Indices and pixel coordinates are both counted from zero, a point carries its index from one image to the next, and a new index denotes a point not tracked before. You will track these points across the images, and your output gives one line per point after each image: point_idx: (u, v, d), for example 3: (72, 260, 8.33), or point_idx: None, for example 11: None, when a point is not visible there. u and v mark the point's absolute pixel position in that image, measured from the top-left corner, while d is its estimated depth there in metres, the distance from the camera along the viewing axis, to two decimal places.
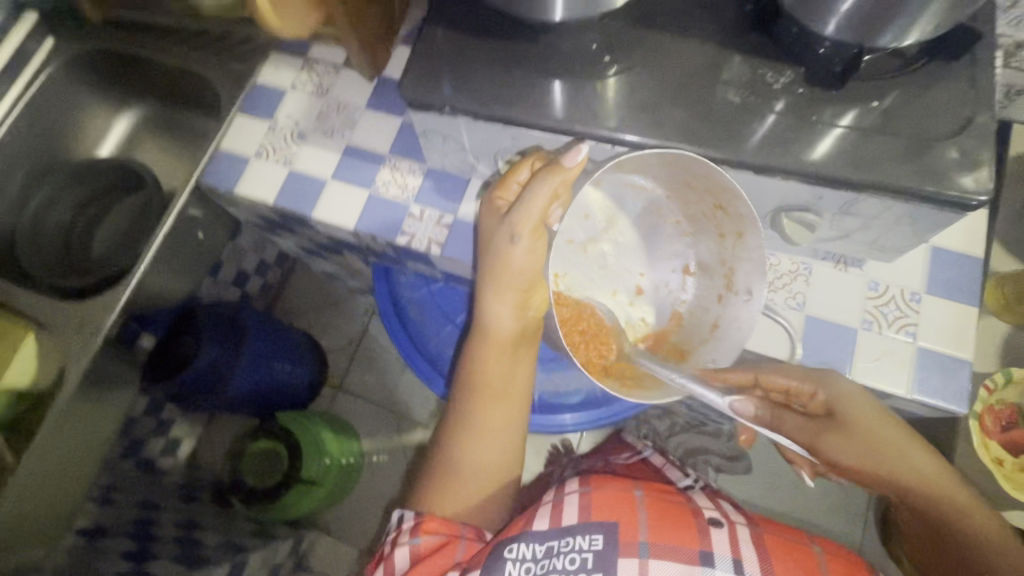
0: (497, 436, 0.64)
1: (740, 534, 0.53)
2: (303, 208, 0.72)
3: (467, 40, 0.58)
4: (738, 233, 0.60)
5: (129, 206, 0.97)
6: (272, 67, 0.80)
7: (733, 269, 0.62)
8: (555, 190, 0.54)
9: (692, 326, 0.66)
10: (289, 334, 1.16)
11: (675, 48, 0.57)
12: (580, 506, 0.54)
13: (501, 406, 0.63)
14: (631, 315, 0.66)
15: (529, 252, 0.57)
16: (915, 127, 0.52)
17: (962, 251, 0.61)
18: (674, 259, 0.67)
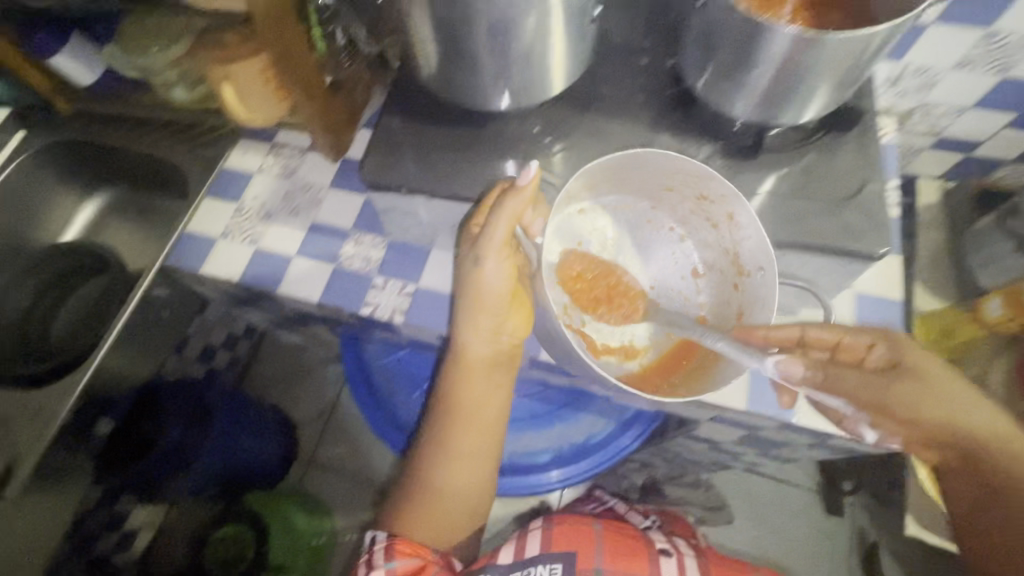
0: (468, 459, 0.68)
1: (688, 563, 0.65)
2: (269, 284, 0.75)
3: (423, 127, 0.64)
4: (730, 216, 0.59)
5: (90, 289, 0.97)
6: (239, 152, 0.84)
7: (739, 253, 0.61)
8: (518, 212, 0.56)
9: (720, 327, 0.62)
10: (258, 410, 1.14)
11: (610, 127, 0.64)
12: (544, 539, 0.64)
13: (473, 431, 0.67)
14: (646, 334, 0.63)
15: (500, 275, 0.59)
16: (821, 191, 0.59)
17: (883, 295, 0.67)
18: (680, 265, 0.65)
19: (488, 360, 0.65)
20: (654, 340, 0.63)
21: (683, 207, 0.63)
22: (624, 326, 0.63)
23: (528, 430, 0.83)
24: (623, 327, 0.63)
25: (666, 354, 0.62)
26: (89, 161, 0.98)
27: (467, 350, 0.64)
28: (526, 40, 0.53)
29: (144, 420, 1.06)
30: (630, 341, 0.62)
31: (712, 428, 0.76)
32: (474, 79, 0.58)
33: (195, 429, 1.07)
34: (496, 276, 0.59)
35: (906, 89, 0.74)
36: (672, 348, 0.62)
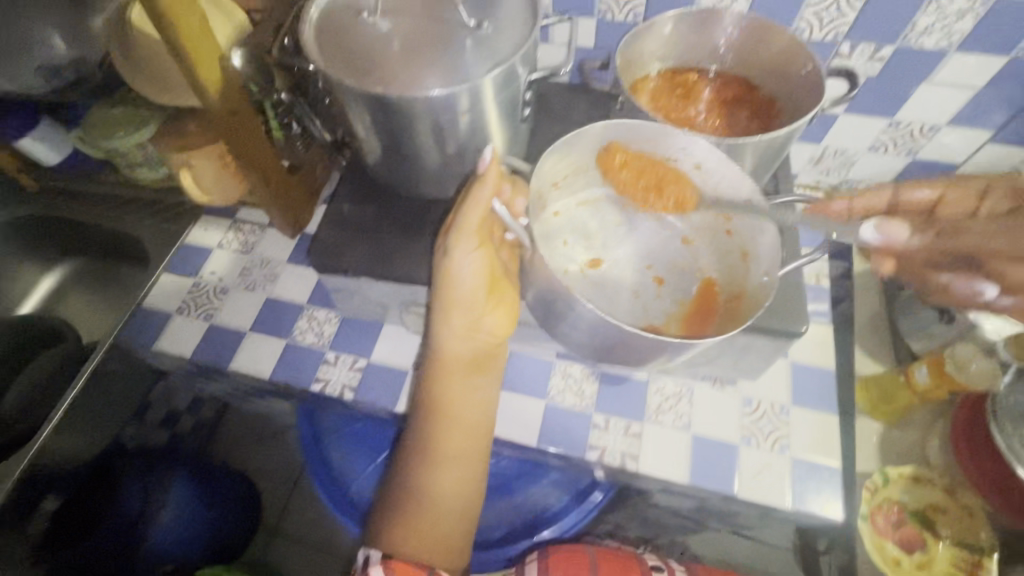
0: (458, 463, 0.61)
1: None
2: (220, 360, 0.75)
3: (372, 211, 0.67)
4: (698, 168, 0.57)
5: (46, 360, 0.96)
6: (201, 228, 0.86)
7: (720, 200, 0.58)
8: (484, 195, 0.53)
9: (732, 277, 0.59)
10: (218, 475, 1.11)
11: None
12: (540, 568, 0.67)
13: (461, 433, 0.61)
14: (662, 310, 0.61)
15: (473, 264, 0.55)
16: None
17: (817, 365, 0.70)
18: (666, 233, 0.65)
19: (469, 357, 0.62)
20: (670, 314, 0.61)
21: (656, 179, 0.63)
22: (638, 310, 0.61)
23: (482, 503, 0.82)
24: (637, 311, 0.61)
25: (689, 326, 0.59)
26: (54, 236, 1.00)
27: (447, 348, 0.61)
28: (461, 136, 0.57)
29: (96, 493, 1.02)
30: (649, 320, 0.60)
31: (665, 500, 0.75)
32: (417, 168, 0.61)
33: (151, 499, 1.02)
34: (470, 267, 0.55)
35: (829, 168, 0.80)
36: (691, 315, 0.60)
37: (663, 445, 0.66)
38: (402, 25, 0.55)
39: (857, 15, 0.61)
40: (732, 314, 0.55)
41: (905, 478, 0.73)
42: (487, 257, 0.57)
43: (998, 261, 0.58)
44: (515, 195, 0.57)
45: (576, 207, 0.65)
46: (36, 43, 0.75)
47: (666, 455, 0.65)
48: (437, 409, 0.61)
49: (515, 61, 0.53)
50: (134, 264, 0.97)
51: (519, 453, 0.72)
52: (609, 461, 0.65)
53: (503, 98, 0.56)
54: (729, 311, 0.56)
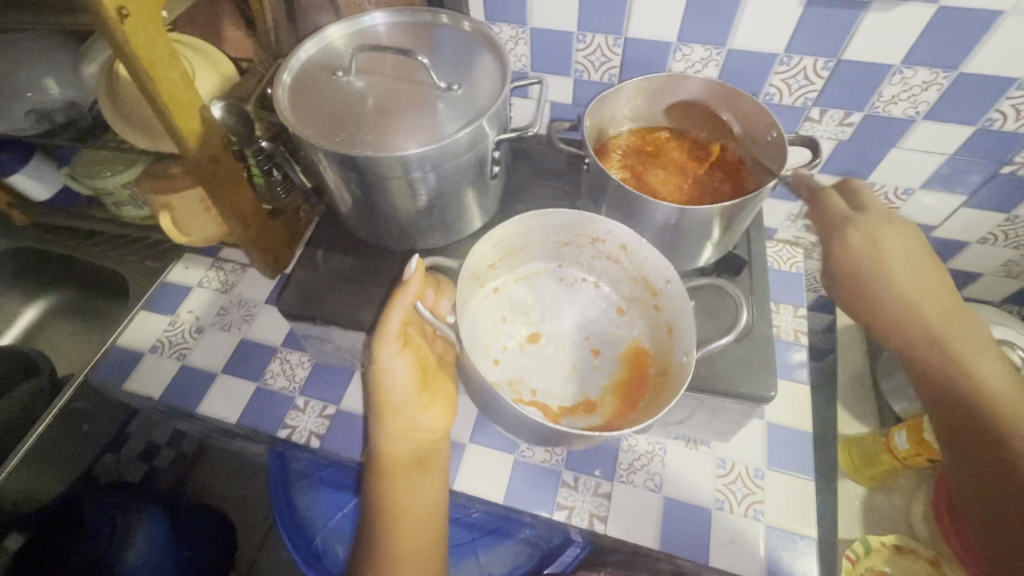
0: (412, 563, 0.59)
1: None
2: (188, 403, 0.74)
3: (343, 259, 0.68)
4: (624, 249, 0.61)
5: (21, 393, 0.94)
6: (182, 266, 0.87)
7: (644, 278, 0.62)
8: (406, 302, 0.56)
9: (660, 350, 0.61)
10: (194, 518, 1.07)
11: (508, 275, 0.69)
12: None
13: (412, 532, 0.60)
14: (598, 383, 0.62)
15: (401, 365, 0.59)
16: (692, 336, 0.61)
17: (794, 426, 0.68)
18: (602, 303, 0.66)
19: (411, 458, 0.62)
20: (603, 388, 0.62)
21: (589, 256, 0.66)
22: (574, 385, 0.62)
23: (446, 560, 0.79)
24: (572, 385, 0.62)
25: (622, 402, 0.61)
26: (38, 270, 1.01)
27: (384, 454, 0.61)
28: (429, 191, 0.58)
29: (64, 531, 0.99)
30: (582, 395, 0.62)
31: (638, 563, 0.72)
32: (388, 220, 0.62)
33: (119, 537, 0.99)
34: (399, 368, 0.58)
35: (807, 224, 0.81)
36: (623, 388, 0.62)
37: (634, 507, 0.63)
38: (374, 85, 0.57)
39: (824, 83, 0.62)
40: (659, 389, 0.58)
41: (889, 548, 0.69)
42: (412, 356, 0.60)
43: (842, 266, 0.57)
44: (439, 298, 0.63)
45: (515, 282, 0.67)
46: (27, 87, 0.76)
47: (636, 519, 0.62)
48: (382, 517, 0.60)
49: (484, 122, 0.54)
50: (117, 297, 0.97)
51: (488, 508, 0.70)
52: (577, 523, 0.63)
53: (472, 157, 0.57)
54: (657, 388, 0.59)
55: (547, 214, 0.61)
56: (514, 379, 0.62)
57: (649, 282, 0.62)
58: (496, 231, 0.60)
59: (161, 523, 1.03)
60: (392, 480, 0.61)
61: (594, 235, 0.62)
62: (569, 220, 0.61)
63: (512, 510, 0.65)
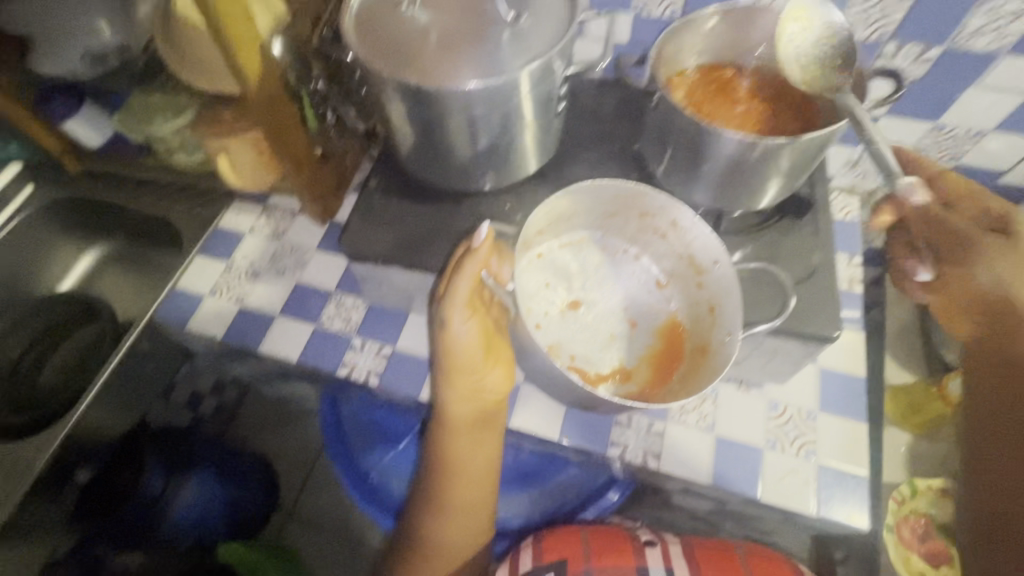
0: (464, 513, 0.68)
1: (672, 550, 0.67)
2: (250, 343, 0.77)
3: (400, 202, 0.68)
4: (675, 224, 0.62)
5: (85, 335, 1.00)
6: (233, 213, 0.88)
7: (691, 256, 0.63)
8: (477, 271, 0.57)
9: (697, 327, 0.63)
10: (240, 461, 1.14)
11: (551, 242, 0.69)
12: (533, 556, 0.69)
13: (465, 488, 0.67)
14: (634, 353, 0.64)
15: (468, 330, 0.60)
16: (752, 307, 0.59)
17: (847, 370, 0.68)
18: (642, 276, 0.67)
19: (473, 419, 0.65)
20: (639, 358, 0.64)
21: (637, 227, 0.66)
22: (610, 353, 0.64)
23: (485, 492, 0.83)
24: (610, 353, 0.64)
25: (656, 373, 0.63)
26: (90, 219, 1.03)
27: (448, 414, 0.65)
28: (495, 129, 0.57)
29: (124, 472, 1.07)
30: (619, 363, 0.63)
31: (685, 500, 0.76)
32: (448, 160, 0.61)
33: (176, 477, 1.07)
34: (466, 334, 0.60)
35: (866, 170, 0.79)
36: (659, 359, 0.64)
37: (687, 444, 0.65)
38: (437, 18, 0.55)
39: (904, 13, 0.59)
40: (695, 364, 0.61)
41: None
42: (480, 321, 0.61)
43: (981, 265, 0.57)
44: (502, 263, 0.60)
45: (559, 249, 0.67)
46: None
47: (690, 456, 0.64)
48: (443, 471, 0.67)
49: (553, 55, 0.53)
50: (167, 249, 1.00)
51: (539, 447, 0.72)
52: (630, 458, 0.65)
53: (538, 92, 0.56)
54: (694, 363, 0.61)
55: (608, 185, 0.61)
56: (554, 343, 0.62)
57: (698, 260, 0.63)
58: (555, 199, 0.61)
59: (211, 474, 1.09)
60: (454, 442, 0.65)
61: (647, 207, 0.63)
62: (628, 192, 0.61)
63: (565, 447, 0.67)
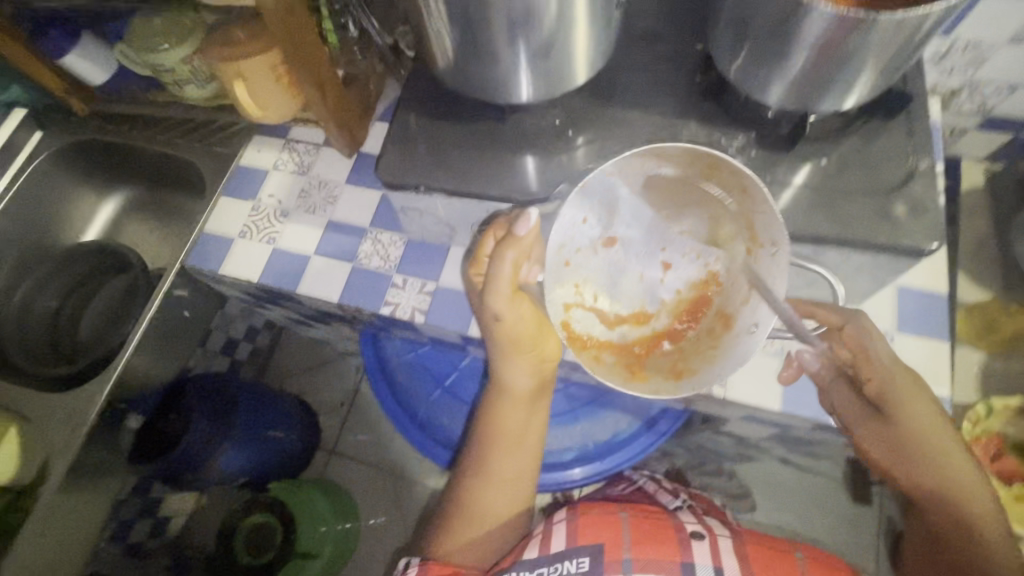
0: (507, 485, 0.69)
1: (723, 546, 0.62)
2: (287, 285, 0.74)
3: (440, 125, 0.62)
4: (744, 189, 0.53)
5: (115, 286, 0.98)
6: (254, 149, 0.84)
7: (751, 221, 0.55)
8: (517, 260, 0.58)
9: (733, 291, 0.57)
10: (281, 401, 1.18)
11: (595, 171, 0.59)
12: (568, 534, 0.63)
13: (508, 453, 0.69)
14: (660, 298, 0.59)
15: (513, 311, 0.61)
16: (836, 227, 0.54)
17: (927, 288, 0.64)
18: (692, 216, 0.57)
19: (526, 391, 0.68)
20: (664, 303, 0.59)
21: (698, 176, 0.55)
22: (634, 292, 0.59)
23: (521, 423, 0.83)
24: (633, 293, 0.59)
25: (675, 323, 0.59)
26: (104, 163, 0.99)
27: (507, 387, 0.68)
28: (548, 29, 0.50)
29: (171, 417, 1.10)
30: (640, 307, 0.59)
31: (742, 426, 0.75)
32: (491, 73, 0.54)
33: (220, 428, 1.09)
34: (513, 315, 0.61)
35: (953, 67, 0.69)
36: (685, 309, 0.59)
37: (755, 370, 0.63)
38: None
39: None
40: (717, 331, 0.58)
41: (1011, 410, 0.69)
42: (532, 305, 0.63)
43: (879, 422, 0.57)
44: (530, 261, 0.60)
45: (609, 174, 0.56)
46: None
47: (761, 382, 0.62)
48: (492, 436, 0.68)
49: None
50: (191, 193, 0.98)
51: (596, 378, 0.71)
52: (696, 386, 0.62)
53: None
54: (713, 329, 0.58)
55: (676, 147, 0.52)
56: (579, 280, 0.59)
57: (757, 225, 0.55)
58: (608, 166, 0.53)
59: (252, 416, 1.13)
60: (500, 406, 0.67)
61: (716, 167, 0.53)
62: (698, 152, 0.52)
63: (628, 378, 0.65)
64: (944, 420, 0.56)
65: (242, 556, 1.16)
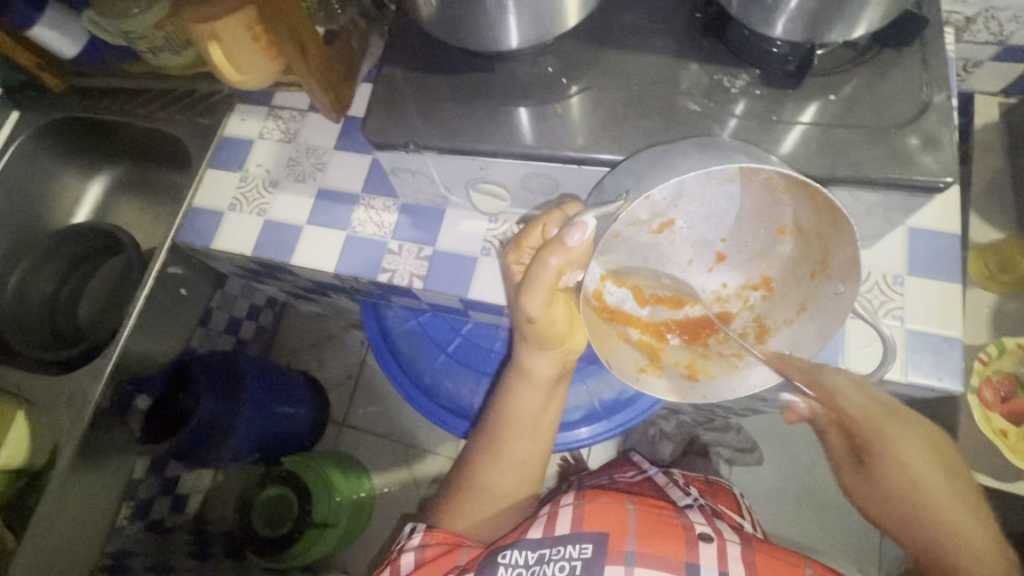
0: (519, 471, 0.69)
1: (731, 552, 0.58)
2: (280, 256, 0.72)
3: (427, 80, 0.59)
4: (831, 225, 0.50)
5: (111, 269, 0.97)
6: (237, 119, 0.81)
7: (829, 254, 0.53)
8: (564, 263, 0.51)
9: (777, 307, 0.61)
10: (289, 381, 1.28)
11: (662, 162, 0.49)
12: (574, 517, 0.60)
13: (525, 439, 0.68)
14: (701, 284, 0.64)
15: (547, 313, 0.58)
16: (850, 167, 0.51)
17: (938, 228, 0.62)
18: (765, 225, 0.56)
19: (550, 380, 0.69)
20: (703, 294, 0.64)
21: (790, 199, 0.52)
22: (678, 277, 0.63)
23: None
24: (674, 277, 0.63)
25: (711, 314, 0.64)
26: (86, 141, 0.96)
27: (533, 377, 0.68)
28: None
29: (178, 394, 1.08)
30: (679, 291, 0.63)
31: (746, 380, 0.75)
32: (477, 19, 0.51)
33: (231, 402, 1.13)
34: (537, 311, 0.57)
35: None
36: (722, 305, 0.64)
37: None
38: None
39: None
40: (747, 340, 0.62)
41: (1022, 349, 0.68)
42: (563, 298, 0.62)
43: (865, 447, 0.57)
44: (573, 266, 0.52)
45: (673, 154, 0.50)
46: None
47: None
48: (513, 424, 0.68)
49: None
50: (178, 168, 0.95)
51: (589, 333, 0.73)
52: None
53: None
54: (746, 330, 0.62)
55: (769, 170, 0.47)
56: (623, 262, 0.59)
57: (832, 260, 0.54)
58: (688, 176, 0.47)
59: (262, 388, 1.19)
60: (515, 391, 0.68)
61: (812, 200, 0.49)
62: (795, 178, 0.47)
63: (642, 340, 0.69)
64: (926, 454, 0.55)
65: (263, 528, 1.26)
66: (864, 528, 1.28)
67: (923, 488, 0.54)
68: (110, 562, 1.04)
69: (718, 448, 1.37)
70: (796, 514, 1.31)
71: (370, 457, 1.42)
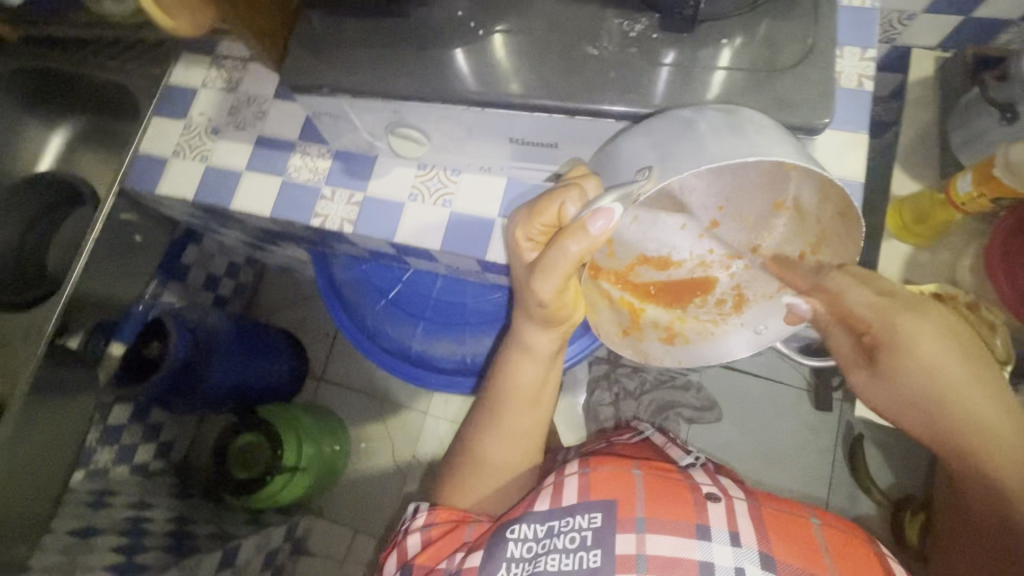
0: (520, 440, 0.72)
1: (739, 509, 0.59)
2: (221, 200, 0.75)
3: (343, 22, 0.60)
4: (839, 212, 0.51)
5: (79, 217, 1.00)
6: (182, 67, 0.82)
7: (824, 234, 0.56)
8: (585, 252, 0.49)
9: (756, 278, 0.63)
10: (267, 334, 1.32)
11: (684, 141, 0.48)
12: (580, 485, 0.61)
13: (527, 409, 0.72)
14: (688, 248, 0.63)
15: (559, 299, 0.57)
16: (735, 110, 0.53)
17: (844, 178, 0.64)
18: (763, 200, 0.56)
19: (546, 353, 0.70)
20: (690, 257, 0.64)
21: (799, 183, 0.50)
22: (667, 240, 0.62)
23: (454, 335, 0.89)
24: (665, 241, 0.63)
25: (693, 278, 0.65)
26: (42, 89, 0.98)
27: (533, 350, 0.68)
28: None
29: (153, 340, 1.12)
30: (668, 253, 0.64)
31: None
32: None
33: (202, 352, 1.16)
34: (549, 292, 0.55)
35: None
36: (705, 269, 0.65)
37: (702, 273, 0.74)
38: None
39: None
40: (725, 308, 0.65)
41: None
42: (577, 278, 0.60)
43: (882, 351, 0.56)
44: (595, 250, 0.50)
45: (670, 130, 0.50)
46: None
47: None
48: (512, 395, 0.71)
49: None
50: (130, 118, 0.97)
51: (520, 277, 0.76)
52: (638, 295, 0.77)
53: None
54: (725, 296, 0.65)
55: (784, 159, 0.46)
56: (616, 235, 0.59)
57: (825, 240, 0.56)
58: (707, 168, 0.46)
59: (231, 338, 1.22)
60: (517, 365, 0.69)
61: (823, 190, 0.49)
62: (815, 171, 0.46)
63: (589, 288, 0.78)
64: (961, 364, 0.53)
65: (238, 472, 1.29)
66: (819, 481, 1.33)
67: (947, 394, 0.53)
68: (91, 497, 1.10)
69: (681, 408, 1.41)
70: (754, 469, 1.36)
71: (346, 409, 1.48)
